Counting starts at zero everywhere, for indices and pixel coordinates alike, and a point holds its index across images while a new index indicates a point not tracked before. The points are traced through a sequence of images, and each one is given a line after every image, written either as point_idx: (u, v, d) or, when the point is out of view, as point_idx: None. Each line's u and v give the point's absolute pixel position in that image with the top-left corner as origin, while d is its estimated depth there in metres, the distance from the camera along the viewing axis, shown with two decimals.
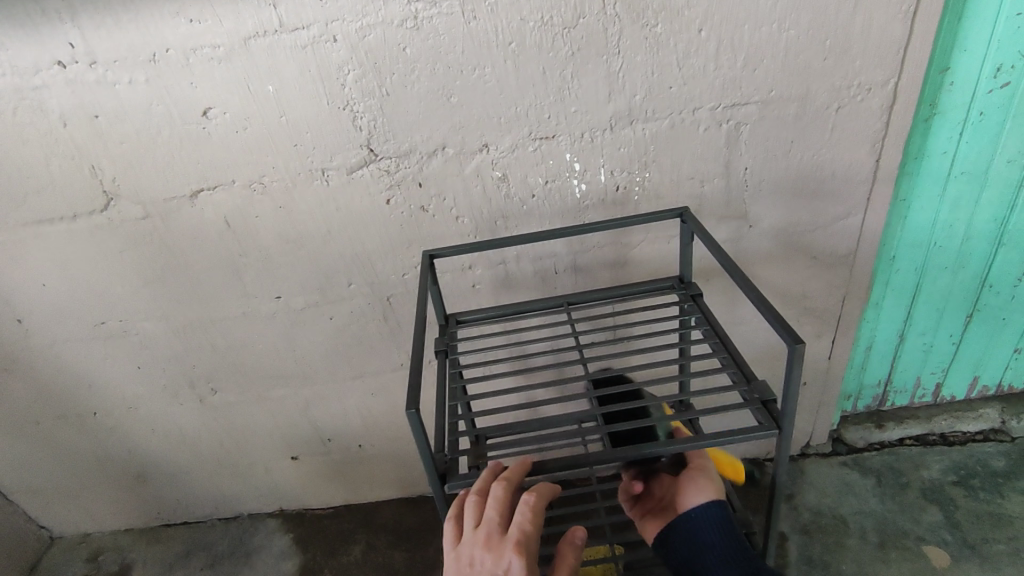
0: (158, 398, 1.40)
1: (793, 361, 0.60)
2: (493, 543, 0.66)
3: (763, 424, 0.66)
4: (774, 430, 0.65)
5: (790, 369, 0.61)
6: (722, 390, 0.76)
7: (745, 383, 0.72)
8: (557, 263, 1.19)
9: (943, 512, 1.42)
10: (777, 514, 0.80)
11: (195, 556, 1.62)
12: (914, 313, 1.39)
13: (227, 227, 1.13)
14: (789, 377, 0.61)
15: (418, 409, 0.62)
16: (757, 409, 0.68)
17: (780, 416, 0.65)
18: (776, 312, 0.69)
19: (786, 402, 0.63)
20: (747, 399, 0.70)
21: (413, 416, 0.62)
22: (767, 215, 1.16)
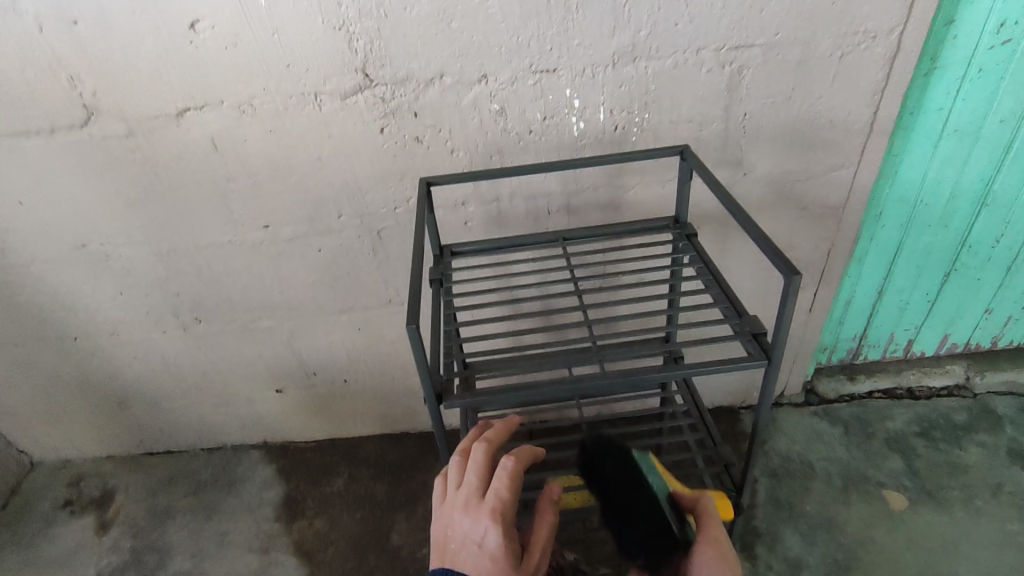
0: (141, 325, 1.39)
1: (788, 290, 0.61)
2: (471, 506, 0.68)
3: (752, 354, 0.69)
4: (764, 361, 0.67)
5: (784, 299, 0.62)
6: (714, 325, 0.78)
7: (736, 317, 0.74)
8: (550, 202, 1.18)
9: (904, 461, 1.49)
10: (758, 446, 0.84)
11: (177, 483, 1.64)
12: (894, 270, 1.42)
13: (214, 150, 1.10)
14: (782, 308, 0.62)
15: (418, 324, 0.62)
16: (748, 341, 0.70)
17: (770, 347, 0.67)
18: (773, 246, 0.70)
19: (778, 333, 0.65)
20: (738, 331, 0.72)
21: (412, 331, 0.62)
22: (761, 163, 1.16)
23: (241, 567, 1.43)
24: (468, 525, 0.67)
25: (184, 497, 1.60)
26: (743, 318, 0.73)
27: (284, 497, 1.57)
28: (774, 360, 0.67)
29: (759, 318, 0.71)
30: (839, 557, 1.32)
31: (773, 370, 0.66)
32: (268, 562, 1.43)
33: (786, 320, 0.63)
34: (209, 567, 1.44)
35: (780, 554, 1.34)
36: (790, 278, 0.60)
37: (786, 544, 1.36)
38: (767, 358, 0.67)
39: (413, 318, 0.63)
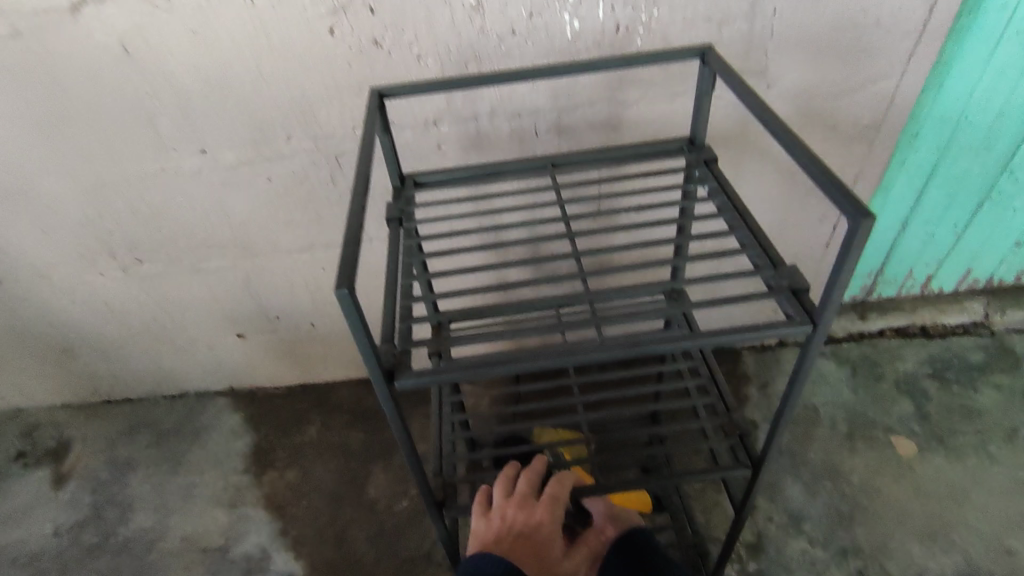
0: (74, 267, 1.22)
1: (851, 237, 0.51)
2: (526, 504, 0.75)
3: (793, 317, 0.59)
4: (808, 326, 0.57)
5: (842, 251, 0.53)
6: (742, 277, 0.65)
7: (770, 268, 0.64)
8: (537, 122, 1.00)
9: (914, 404, 1.40)
10: (783, 421, 0.72)
11: (139, 433, 1.53)
12: (922, 199, 1.27)
13: (125, 55, 0.89)
14: (843, 259, 0.52)
15: (350, 288, 0.46)
16: (787, 299, 0.61)
17: (816, 309, 0.57)
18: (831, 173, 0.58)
19: (829, 293, 0.55)
20: (773, 287, 0.62)
21: (345, 296, 0.47)
22: (790, 73, 0.97)
23: (210, 524, 1.35)
24: (522, 520, 0.73)
25: (146, 449, 1.49)
26: (778, 269, 0.63)
27: (254, 447, 1.47)
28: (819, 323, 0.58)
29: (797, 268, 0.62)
30: (843, 508, 1.25)
31: (818, 334, 0.57)
32: (238, 517, 1.36)
33: (842, 277, 0.53)
34: (174, 524, 1.36)
35: (781, 504, 1.26)
36: (858, 222, 0.50)
37: (787, 494, 1.28)
38: (812, 321, 0.58)
39: (345, 279, 0.47)
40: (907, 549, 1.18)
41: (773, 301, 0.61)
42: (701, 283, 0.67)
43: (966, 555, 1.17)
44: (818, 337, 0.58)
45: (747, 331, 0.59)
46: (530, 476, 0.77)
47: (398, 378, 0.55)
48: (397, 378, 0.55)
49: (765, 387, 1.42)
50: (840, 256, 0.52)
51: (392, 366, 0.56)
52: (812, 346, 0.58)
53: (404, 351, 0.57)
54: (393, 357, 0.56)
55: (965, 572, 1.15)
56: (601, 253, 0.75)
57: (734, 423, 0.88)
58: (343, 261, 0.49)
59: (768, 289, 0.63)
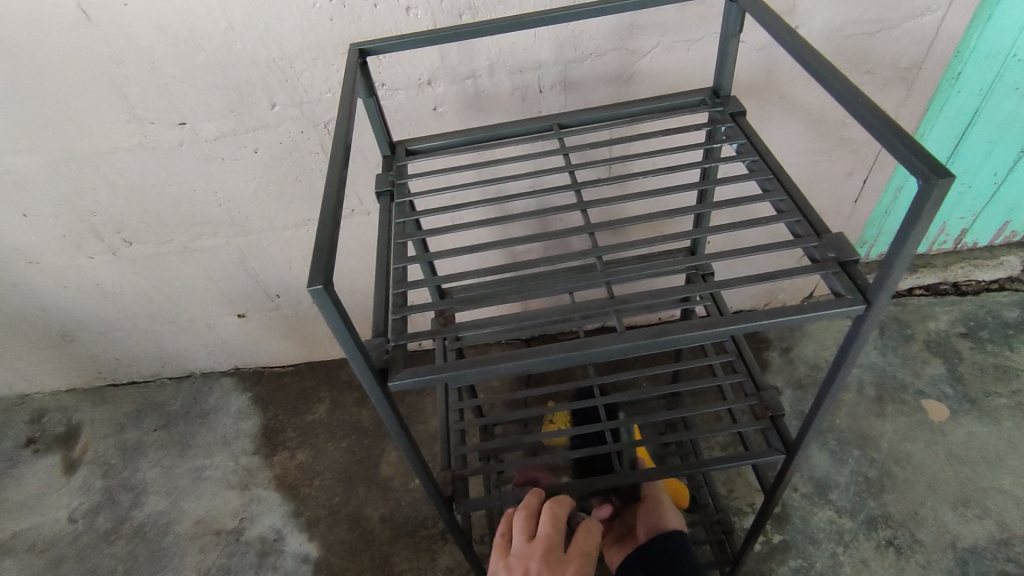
0: (62, 250, 1.17)
1: (924, 200, 0.45)
2: (552, 557, 0.68)
3: (844, 295, 0.53)
4: (862, 305, 0.52)
5: (908, 220, 0.47)
6: (782, 249, 0.57)
7: (813, 237, 0.59)
8: (542, 78, 0.91)
9: (946, 365, 1.33)
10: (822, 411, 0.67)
11: (147, 416, 1.50)
12: (962, 145, 1.17)
13: (86, 19, 0.81)
14: (911, 225, 0.47)
15: (326, 283, 0.41)
16: (835, 274, 0.55)
17: (870, 287, 0.52)
18: (890, 124, 0.51)
19: (889, 266, 0.49)
20: (819, 261, 0.57)
21: (318, 293, 0.42)
22: (820, 9, 0.87)
23: (222, 506, 1.33)
24: (549, 574, 0.66)
25: (154, 431, 1.47)
26: (823, 240, 0.58)
27: (263, 427, 1.44)
28: (873, 302, 0.52)
29: (846, 240, 0.56)
30: (871, 476, 1.20)
31: (872, 314, 0.52)
32: (249, 498, 1.33)
33: (908, 247, 0.47)
34: (187, 507, 1.34)
35: (806, 473, 1.22)
36: (931, 183, 0.45)
37: (812, 462, 1.23)
38: (865, 300, 0.52)
39: (318, 274, 0.42)
40: (939, 517, 1.13)
41: (817, 277, 0.56)
42: (731, 257, 0.60)
43: (1002, 521, 1.11)
44: (871, 317, 0.52)
45: (790, 312, 0.53)
46: (554, 522, 0.71)
47: (392, 378, 0.50)
48: (391, 378, 0.50)
49: (789, 351, 1.36)
50: (908, 220, 0.46)
51: (385, 365, 0.50)
52: (863, 327, 0.53)
53: (398, 348, 0.52)
54: (385, 356, 0.51)
55: (1001, 539, 1.10)
56: (616, 226, 0.68)
57: (766, 406, 0.83)
58: (316, 252, 0.44)
59: (812, 263, 0.57)
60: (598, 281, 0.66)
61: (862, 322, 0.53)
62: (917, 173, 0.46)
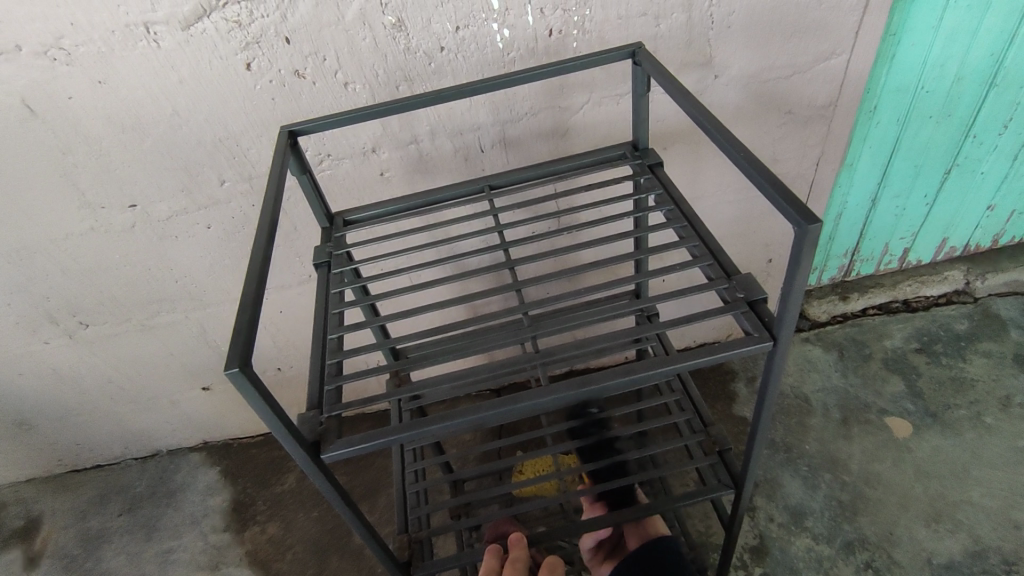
0: (16, 337, 1.15)
1: (801, 244, 0.49)
2: None
3: (753, 333, 0.56)
4: (769, 341, 0.54)
5: (792, 262, 0.50)
6: (698, 292, 0.60)
7: (724, 279, 0.62)
8: (481, 138, 0.95)
9: (905, 382, 1.36)
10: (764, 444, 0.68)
11: (112, 500, 1.45)
12: (888, 172, 1.23)
13: (32, 114, 0.84)
14: (795, 267, 0.50)
15: (242, 366, 0.42)
16: (745, 313, 0.58)
17: (774, 322, 0.55)
18: (768, 171, 0.55)
19: (786, 303, 0.52)
20: (730, 302, 0.59)
21: (238, 377, 0.42)
22: (735, 60, 0.93)
23: None
24: None
25: (119, 516, 1.42)
26: (733, 281, 0.61)
27: (233, 502, 1.41)
28: (780, 338, 0.55)
29: (753, 280, 0.59)
30: (844, 499, 1.20)
31: (780, 349, 0.54)
32: None
33: (797, 284, 0.50)
34: None
35: (780, 502, 1.22)
36: (804, 228, 0.48)
37: (785, 490, 1.24)
38: (772, 336, 0.55)
39: (237, 357, 0.43)
40: (913, 534, 1.14)
41: (730, 317, 0.59)
42: (655, 304, 0.63)
43: (973, 533, 1.13)
44: (780, 351, 0.55)
45: (703, 354, 0.56)
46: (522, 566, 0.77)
47: (325, 451, 0.50)
48: (324, 451, 0.50)
49: (753, 380, 1.38)
50: (792, 262, 0.49)
51: (318, 438, 0.51)
52: (775, 361, 0.55)
53: (331, 419, 0.53)
54: (318, 429, 0.51)
55: (975, 552, 1.10)
56: (548, 279, 0.71)
57: (713, 441, 0.87)
58: (236, 336, 0.45)
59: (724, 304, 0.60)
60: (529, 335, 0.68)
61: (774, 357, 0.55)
62: (791, 218, 0.49)
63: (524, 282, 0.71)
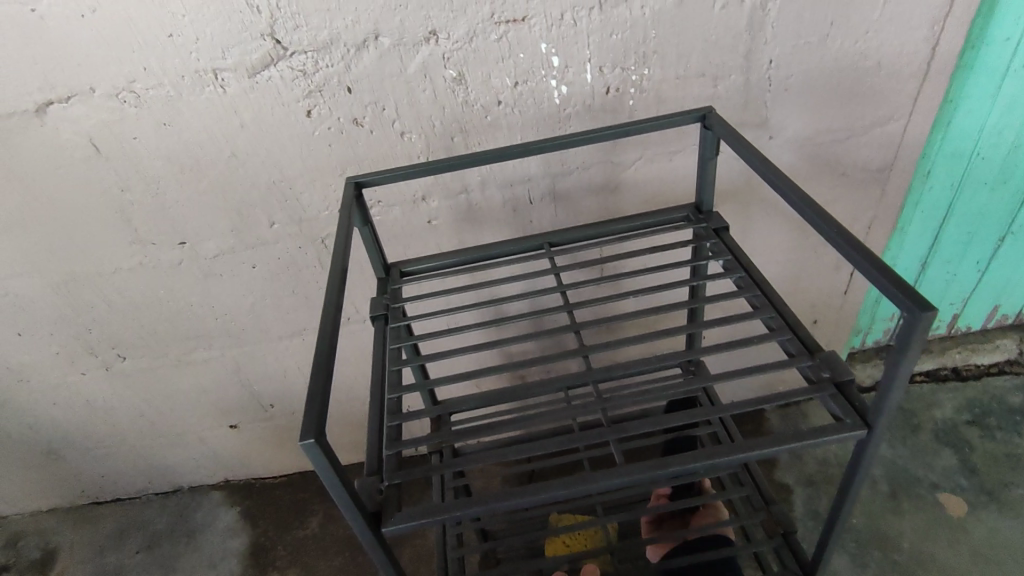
0: (55, 367, 1.16)
1: (910, 332, 0.46)
2: None
3: (844, 419, 0.53)
4: (862, 430, 0.52)
5: (897, 350, 0.48)
6: (778, 369, 0.58)
7: (806, 356, 0.60)
8: (532, 190, 0.95)
9: (958, 456, 1.30)
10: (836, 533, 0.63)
11: (130, 537, 1.43)
12: (940, 238, 1.20)
13: (96, 153, 0.85)
14: (902, 355, 0.47)
15: (318, 438, 0.42)
16: (832, 396, 0.56)
17: (869, 410, 0.52)
18: (863, 248, 0.53)
19: (886, 392, 0.49)
20: (815, 382, 0.58)
21: (311, 447, 0.42)
22: (791, 122, 0.93)
23: None
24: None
25: (136, 553, 1.39)
26: (817, 358, 0.60)
27: (252, 545, 1.37)
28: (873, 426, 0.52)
29: (838, 358, 0.58)
30: None
31: (873, 439, 0.51)
32: None
33: (901, 376, 0.48)
34: None
35: None
36: (916, 315, 0.45)
37: (832, 567, 1.16)
38: (866, 424, 0.52)
39: (311, 427, 0.43)
40: None
41: (816, 398, 0.57)
42: (727, 379, 0.61)
43: None
44: (873, 441, 0.52)
45: (790, 439, 0.52)
46: None
47: (385, 524, 0.49)
48: (384, 524, 0.49)
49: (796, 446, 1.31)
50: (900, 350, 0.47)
51: (378, 509, 0.50)
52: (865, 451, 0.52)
53: (391, 487, 0.52)
54: (378, 498, 0.51)
55: None
56: (617, 346, 0.67)
57: (776, 520, 0.83)
58: (310, 404, 0.45)
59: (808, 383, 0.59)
60: (596, 411, 0.64)
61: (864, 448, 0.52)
62: (901, 305, 0.47)
63: (593, 346, 0.67)
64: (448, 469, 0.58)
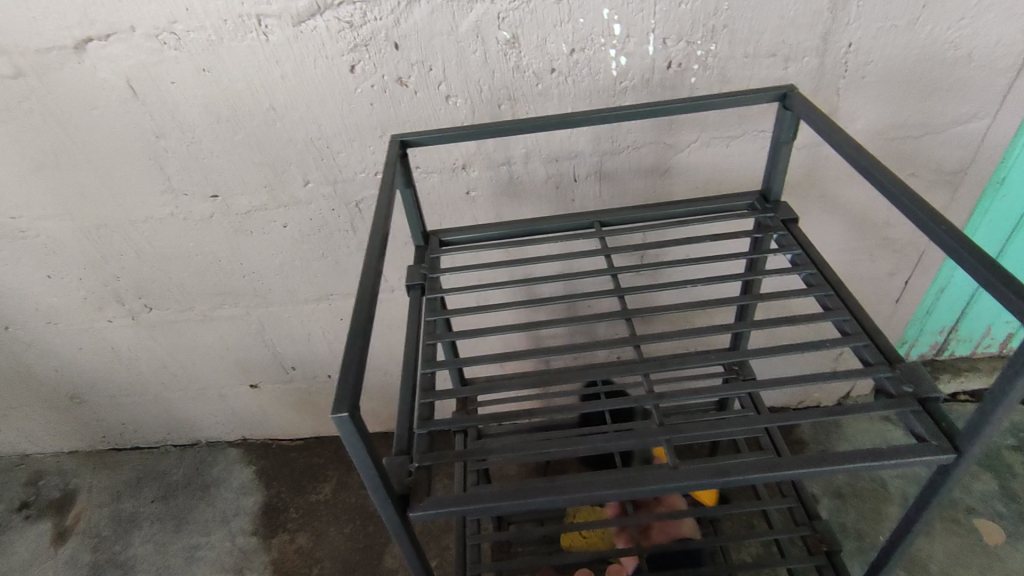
0: (82, 313, 1.16)
1: None
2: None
3: (929, 441, 0.49)
4: (952, 454, 0.47)
5: (1010, 372, 0.43)
6: (852, 378, 0.54)
7: (885, 365, 0.56)
8: (577, 167, 0.90)
9: (998, 481, 1.23)
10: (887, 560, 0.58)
11: (146, 485, 1.44)
12: (1007, 251, 1.08)
13: (134, 95, 0.83)
14: (1015, 375, 0.42)
15: (352, 412, 0.40)
16: (915, 414, 0.52)
17: (959, 433, 0.48)
18: (977, 253, 0.48)
19: (984, 416, 0.45)
20: (895, 396, 0.54)
21: (344, 421, 0.40)
22: (863, 112, 0.86)
23: None
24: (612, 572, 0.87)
25: (151, 503, 1.40)
26: (897, 369, 0.55)
27: (264, 505, 1.37)
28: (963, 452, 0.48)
29: (923, 373, 0.54)
30: None
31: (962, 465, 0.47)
32: None
33: (1011, 398, 0.43)
34: None
35: None
36: None
37: None
38: (955, 448, 0.48)
39: (345, 400, 0.40)
40: None
41: (896, 414, 0.53)
42: (789, 384, 0.56)
43: None
44: (959, 469, 0.47)
45: (865, 457, 0.48)
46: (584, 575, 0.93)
47: (413, 508, 0.47)
48: (411, 507, 0.47)
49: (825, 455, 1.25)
50: (1016, 368, 0.42)
51: (406, 491, 0.48)
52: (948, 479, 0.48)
53: (421, 470, 0.50)
54: (407, 480, 0.48)
55: None
56: (669, 338, 0.62)
57: (819, 537, 0.80)
58: (344, 374, 0.42)
59: (886, 396, 0.54)
60: (645, 404, 0.60)
61: (947, 473, 0.48)
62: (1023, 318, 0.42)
63: (643, 336, 0.62)
64: (481, 454, 0.55)
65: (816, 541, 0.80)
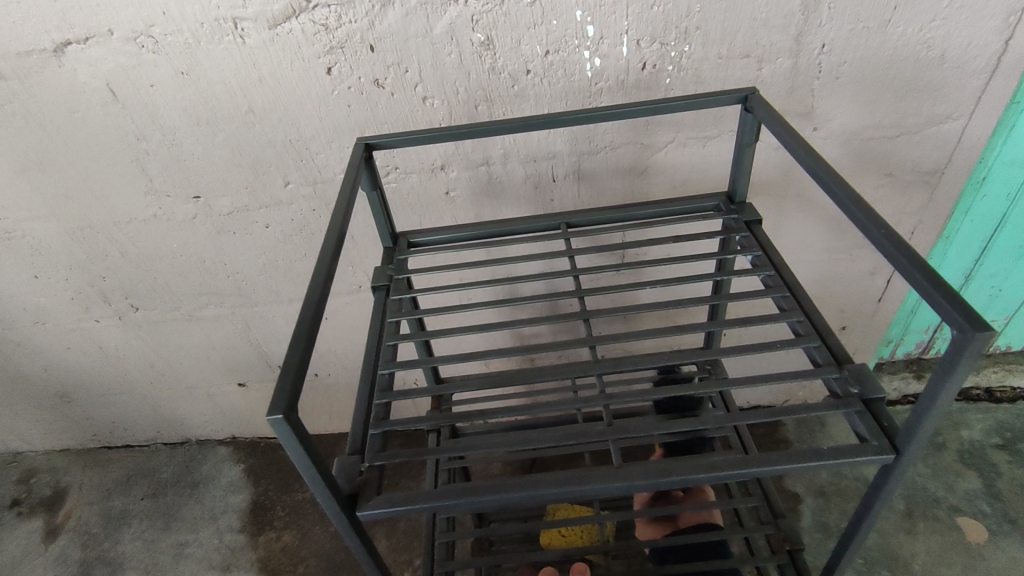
0: (68, 311, 1.16)
1: (957, 352, 0.42)
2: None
3: (869, 442, 0.49)
4: (889, 454, 0.48)
5: (939, 373, 0.44)
6: (801, 378, 0.54)
7: (834, 366, 0.57)
8: (555, 166, 0.91)
9: (982, 480, 1.23)
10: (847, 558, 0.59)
11: (136, 483, 1.45)
12: (987, 249, 1.08)
13: (114, 98, 0.84)
14: (945, 377, 0.43)
15: (286, 414, 0.40)
16: (858, 413, 0.53)
17: (898, 433, 0.48)
18: (912, 255, 0.48)
19: (919, 415, 0.46)
20: (841, 396, 0.55)
21: (279, 423, 0.41)
22: (840, 112, 0.86)
23: None
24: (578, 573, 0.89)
25: (141, 501, 1.41)
26: (845, 370, 0.56)
27: (252, 503, 1.38)
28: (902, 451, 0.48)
29: (870, 374, 0.54)
30: None
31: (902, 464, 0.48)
32: None
33: (942, 399, 0.44)
34: None
35: None
36: (967, 337, 0.41)
37: None
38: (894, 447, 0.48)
39: (280, 402, 0.41)
40: None
41: (840, 414, 0.54)
42: (740, 386, 0.57)
43: None
44: (900, 468, 0.48)
45: (804, 457, 0.49)
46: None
47: (362, 508, 0.48)
48: (360, 506, 0.48)
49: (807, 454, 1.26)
50: (943, 369, 0.43)
51: (355, 490, 0.49)
52: (890, 477, 0.49)
53: (372, 470, 0.50)
54: (357, 480, 0.49)
55: None
56: (627, 339, 0.63)
57: (783, 537, 0.82)
58: (285, 376, 0.43)
59: (833, 397, 0.55)
60: (598, 404, 0.60)
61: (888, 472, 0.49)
62: (952, 322, 0.43)
63: (601, 337, 0.63)
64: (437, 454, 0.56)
65: (780, 542, 0.81)
